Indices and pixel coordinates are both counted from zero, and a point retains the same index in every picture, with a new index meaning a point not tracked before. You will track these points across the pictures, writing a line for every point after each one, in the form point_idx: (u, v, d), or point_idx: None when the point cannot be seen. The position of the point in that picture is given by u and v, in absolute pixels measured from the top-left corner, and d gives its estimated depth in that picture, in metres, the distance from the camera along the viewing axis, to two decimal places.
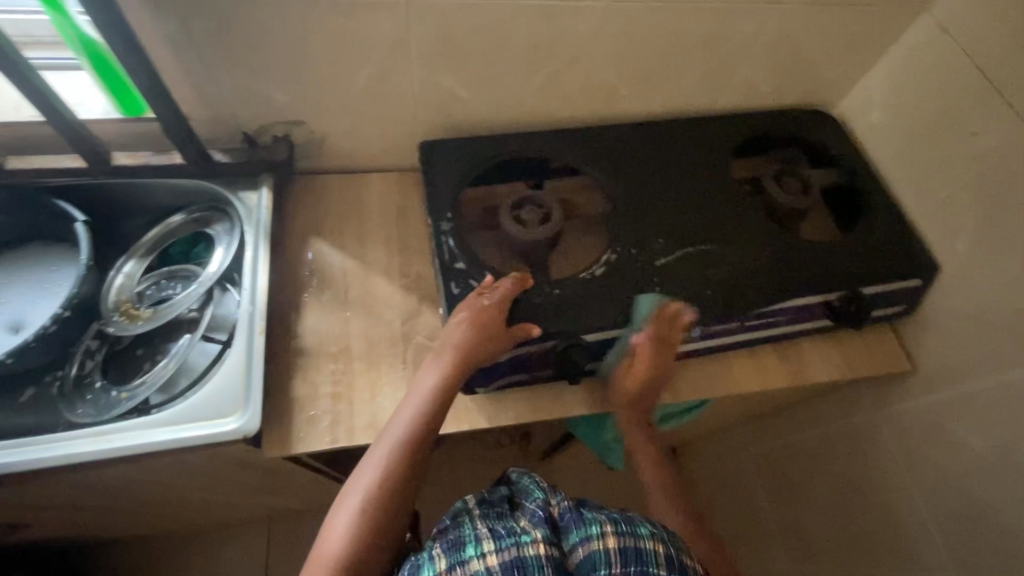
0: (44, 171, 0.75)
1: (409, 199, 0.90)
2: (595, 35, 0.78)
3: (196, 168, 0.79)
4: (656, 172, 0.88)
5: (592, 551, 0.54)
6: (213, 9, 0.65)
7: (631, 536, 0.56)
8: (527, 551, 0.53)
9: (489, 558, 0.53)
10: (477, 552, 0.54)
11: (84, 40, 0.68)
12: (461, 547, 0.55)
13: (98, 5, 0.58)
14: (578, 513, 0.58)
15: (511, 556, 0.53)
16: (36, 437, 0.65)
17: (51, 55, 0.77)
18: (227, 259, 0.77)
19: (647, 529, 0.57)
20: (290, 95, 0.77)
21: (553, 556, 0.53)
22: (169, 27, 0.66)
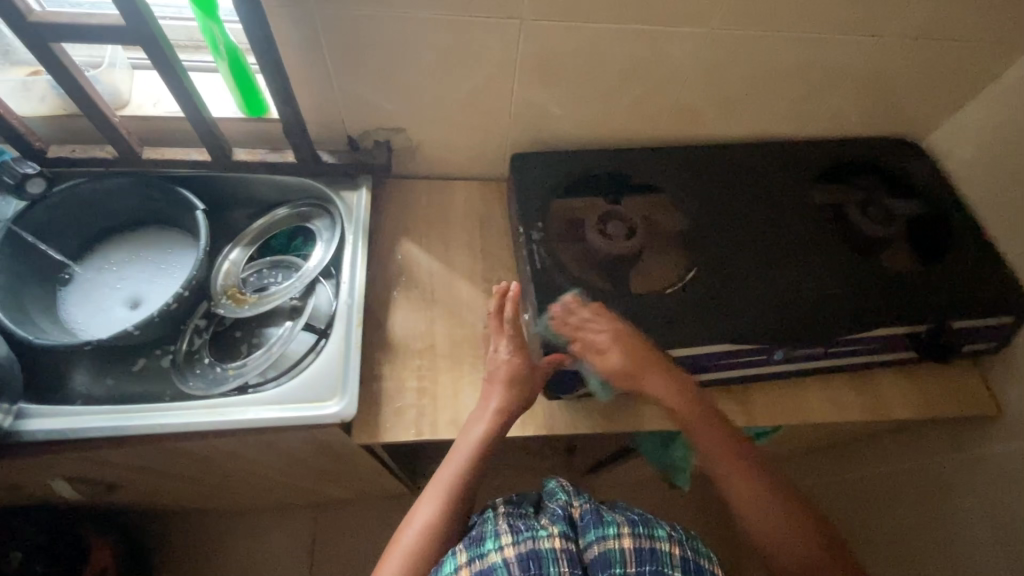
0: (172, 162, 0.82)
1: (492, 207, 0.94)
2: (691, 60, 0.80)
3: (305, 167, 0.85)
4: (740, 195, 0.88)
5: (605, 548, 0.53)
6: (341, 22, 0.70)
7: (645, 536, 0.54)
8: (543, 544, 0.53)
9: (507, 549, 0.53)
10: (496, 545, 0.54)
11: (228, 47, 0.75)
12: (480, 541, 0.55)
13: (249, 16, 0.64)
14: (597, 514, 0.56)
15: (528, 548, 0.53)
16: (157, 405, 0.70)
17: (191, 58, 0.85)
18: (328, 253, 0.82)
19: (663, 530, 0.55)
20: (396, 104, 0.82)
21: (568, 550, 0.53)
22: (300, 39, 0.72)
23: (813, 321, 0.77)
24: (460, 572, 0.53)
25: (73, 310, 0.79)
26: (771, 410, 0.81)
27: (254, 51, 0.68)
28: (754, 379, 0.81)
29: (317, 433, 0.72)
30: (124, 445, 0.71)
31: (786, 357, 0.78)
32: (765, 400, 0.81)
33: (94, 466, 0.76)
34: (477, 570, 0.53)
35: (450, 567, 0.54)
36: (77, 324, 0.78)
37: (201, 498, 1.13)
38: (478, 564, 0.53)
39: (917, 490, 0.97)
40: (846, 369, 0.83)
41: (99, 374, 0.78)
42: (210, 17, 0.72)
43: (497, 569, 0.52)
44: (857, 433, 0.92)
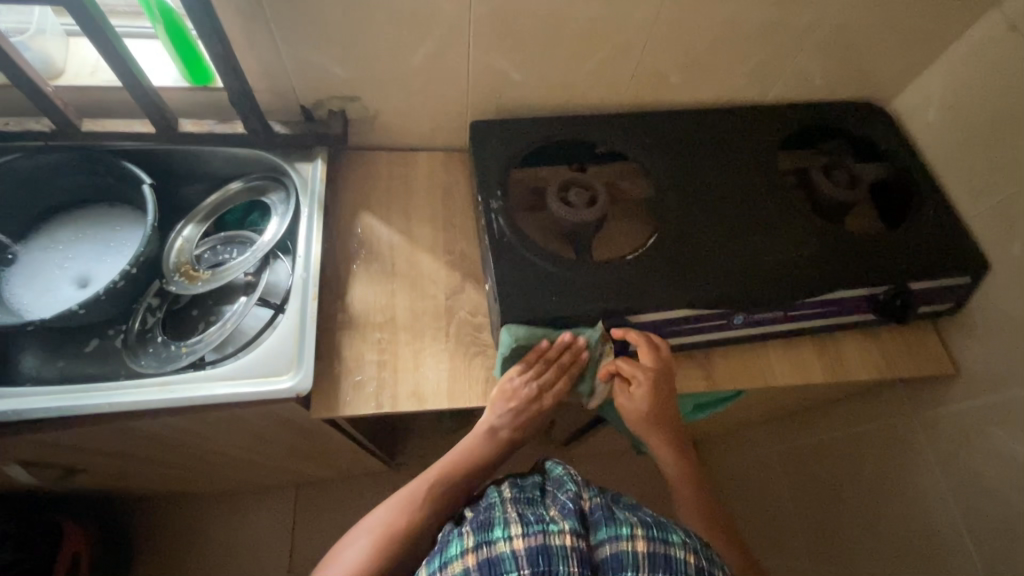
0: (115, 135, 0.78)
1: (455, 178, 0.92)
2: (651, 21, 0.78)
3: (256, 138, 0.82)
4: (703, 162, 0.88)
5: (619, 551, 0.52)
6: None
7: (661, 542, 0.53)
8: (553, 541, 0.52)
9: (516, 541, 0.52)
10: (505, 534, 0.53)
11: (163, 9, 0.72)
12: (489, 526, 0.54)
13: None
14: (610, 512, 0.56)
15: (538, 543, 0.52)
16: (107, 385, 0.69)
17: (131, 26, 0.81)
18: (282, 226, 0.80)
19: (679, 537, 0.54)
20: (349, 71, 0.79)
21: (579, 549, 0.52)
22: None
23: (772, 285, 0.77)
24: (466, 557, 0.53)
25: (17, 291, 0.77)
26: (735, 374, 0.81)
27: (190, 8, 0.64)
28: (715, 344, 0.81)
29: (274, 409, 0.71)
30: (71, 427, 0.69)
31: (746, 322, 0.79)
32: (727, 365, 0.82)
33: (47, 448, 0.74)
34: (483, 558, 0.52)
35: (456, 550, 0.54)
36: (22, 306, 0.76)
37: (174, 480, 1.12)
38: (486, 552, 0.52)
39: (877, 451, 0.99)
40: (807, 333, 0.84)
41: (49, 356, 0.76)
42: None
43: (505, 560, 0.52)
44: (818, 395, 0.93)
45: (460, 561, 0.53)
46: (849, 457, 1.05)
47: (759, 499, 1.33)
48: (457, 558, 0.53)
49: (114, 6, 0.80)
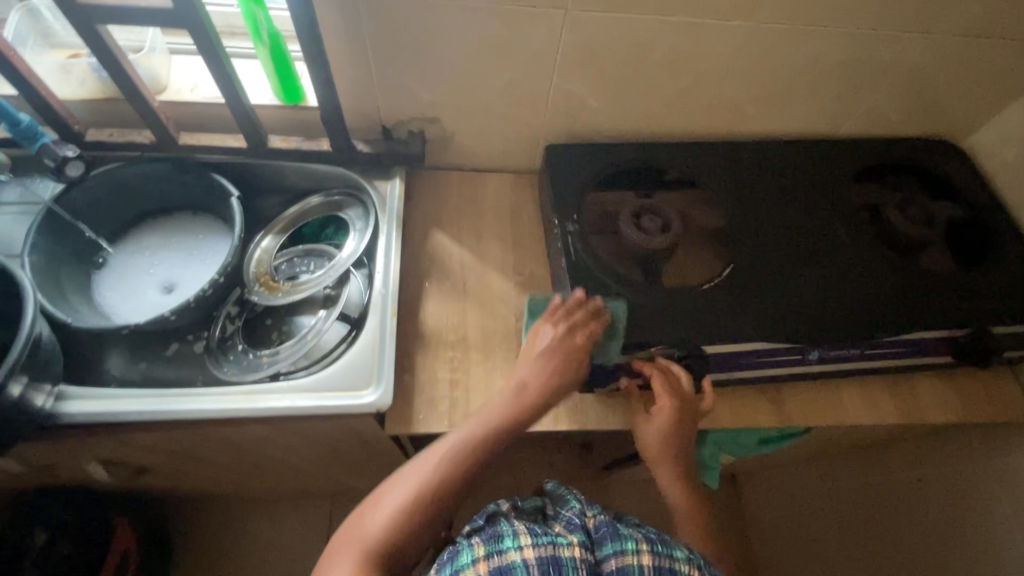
0: (207, 148, 0.82)
1: (523, 200, 0.94)
2: (734, 55, 0.79)
3: (340, 156, 0.85)
4: (776, 193, 0.87)
5: (625, 565, 0.50)
6: (386, 9, 0.70)
7: (666, 558, 0.51)
8: (563, 551, 0.50)
9: (526, 550, 0.50)
10: (514, 543, 0.51)
11: (270, 32, 0.75)
12: (498, 536, 0.52)
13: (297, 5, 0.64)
14: (614, 527, 0.53)
15: (547, 553, 0.50)
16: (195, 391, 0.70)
17: (229, 45, 0.85)
18: (361, 243, 0.82)
19: (682, 553, 0.53)
20: (433, 94, 0.82)
21: (587, 560, 0.50)
22: (344, 24, 0.71)
23: (850, 322, 0.76)
24: (476, 567, 0.50)
25: (106, 294, 0.80)
26: (808, 411, 0.80)
27: (300, 32, 0.67)
28: (787, 378, 0.80)
29: (351, 422, 0.72)
30: (156, 430, 0.71)
31: (821, 358, 0.78)
32: (798, 401, 0.80)
33: (127, 449, 0.76)
34: (495, 567, 0.50)
35: (467, 559, 0.51)
36: (112, 309, 0.78)
37: (223, 483, 1.13)
38: (496, 561, 0.50)
39: (942, 497, 0.96)
40: (880, 373, 0.82)
41: (133, 358, 0.78)
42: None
43: (515, 569, 0.49)
44: (884, 435, 0.91)
45: (471, 571, 0.50)
46: (909, 502, 1.02)
47: (791, 542, 1.28)
48: (467, 568, 0.50)
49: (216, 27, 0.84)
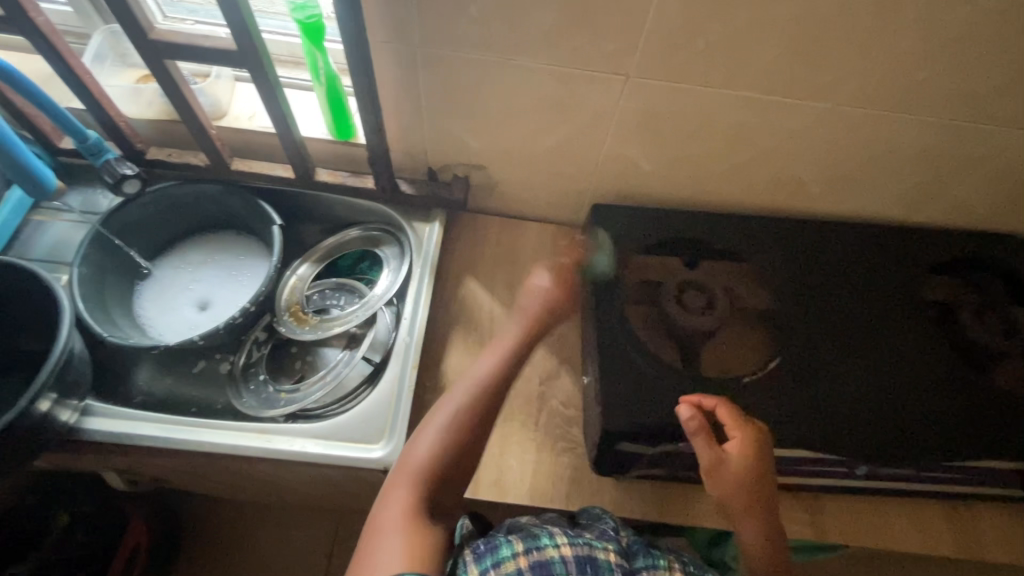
0: (258, 176, 0.84)
1: (562, 255, 0.90)
2: (802, 132, 0.74)
3: (383, 194, 0.84)
4: (834, 280, 0.81)
5: None
6: (442, 61, 0.69)
7: None
8: (599, 554, 0.53)
9: (564, 548, 0.52)
10: (553, 542, 0.52)
11: (328, 75, 0.75)
12: (535, 534, 0.53)
13: (355, 54, 0.64)
14: (646, 546, 0.58)
15: (584, 554, 0.52)
16: (212, 420, 0.71)
17: (290, 76, 0.87)
18: (393, 284, 0.81)
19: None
20: (482, 142, 0.80)
21: (621, 566, 0.53)
22: (400, 72, 0.71)
23: (901, 437, 0.69)
24: (517, 561, 0.51)
25: (145, 305, 0.82)
26: (854, 531, 0.72)
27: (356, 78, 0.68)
28: (830, 487, 0.72)
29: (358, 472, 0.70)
30: (169, 453, 0.71)
31: (870, 474, 0.70)
32: (839, 513, 0.73)
33: (140, 464, 0.76)
34: (535, 561, 0.51)
35: (507, 552, 0.51)
36: (149, 323, 0.81)
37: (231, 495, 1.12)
38: (536, 557, 0.51)
39: None
40: (937, 496, 0.74)
41: (159, 372, 0.79)
42: (314, 43, 0.71)
43: (554, 566, 0.51)
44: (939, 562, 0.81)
45: (512, 564, 0.50)
46: None
47: None
48: (508, 561, 0.51)
49: (281, 58, 0.86)
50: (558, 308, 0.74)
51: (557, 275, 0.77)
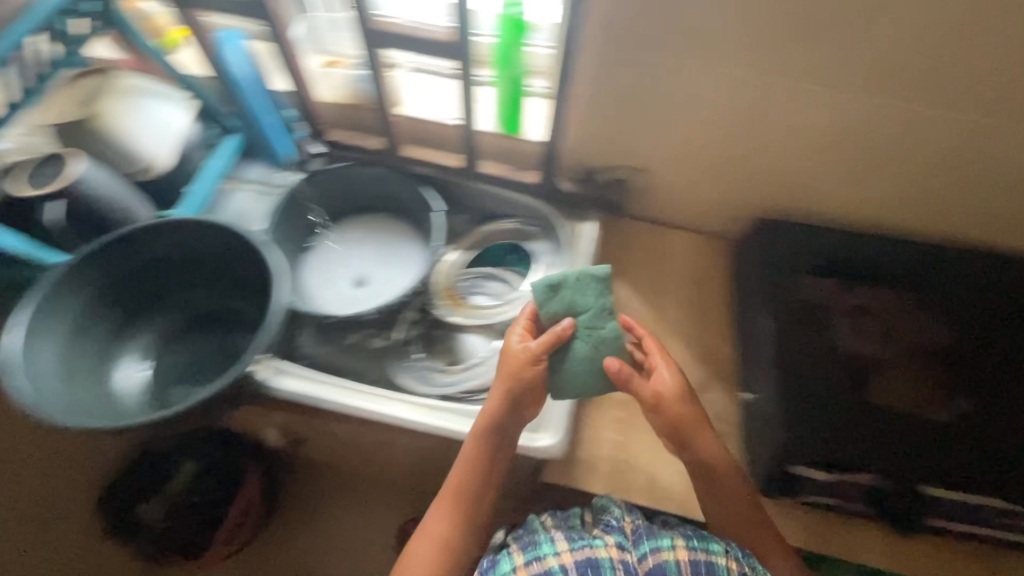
0: (428, 164, 0.87)
1: (712, 267, 0.89)
2: (1008, 158, 0.70)
3: (545, 189, 0.86)
4: (1016, 324, 0.73)
5: (660, 560, 0.50)
6: (639, 60, 0.71)
7: (701, 551, 0.51)
8: (600, 553, 0.51)
9: (563, 556, 0.51)
10: (552, 550, 0.52)
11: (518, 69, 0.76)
12: (534, 544, 0.53)
13: None
14: (651, 529, 0.53)
15: (586, 556, 0.50)
16: (380, 391, 0.74)
17: None
18: (547, 279, 0.82)
19: (720, 546, 0.52)
20: (653, 146, 0.81)
21: (625, 561, 0.51)
22: (593, 70, 0.73)
23: (1023, 499, 0.64)
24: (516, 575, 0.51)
25: (310, 275, 0.87)
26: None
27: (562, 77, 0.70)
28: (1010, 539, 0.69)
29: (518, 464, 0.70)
30: (337, 417, 0.75)
31: None
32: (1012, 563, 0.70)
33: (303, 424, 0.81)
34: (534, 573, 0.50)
35: (507, 568, 0.52)
36: (313, 291, 0.85)
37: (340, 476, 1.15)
38: (535, 568, 0.51)
39: None
40: None
41: (318, 340, 0.82)
42: (514, 37, 0.73)
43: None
44: None
45: None
46: None
47: None
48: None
49: None
50: (512, 389, 0.61)
51: (518, 331, 0.64)
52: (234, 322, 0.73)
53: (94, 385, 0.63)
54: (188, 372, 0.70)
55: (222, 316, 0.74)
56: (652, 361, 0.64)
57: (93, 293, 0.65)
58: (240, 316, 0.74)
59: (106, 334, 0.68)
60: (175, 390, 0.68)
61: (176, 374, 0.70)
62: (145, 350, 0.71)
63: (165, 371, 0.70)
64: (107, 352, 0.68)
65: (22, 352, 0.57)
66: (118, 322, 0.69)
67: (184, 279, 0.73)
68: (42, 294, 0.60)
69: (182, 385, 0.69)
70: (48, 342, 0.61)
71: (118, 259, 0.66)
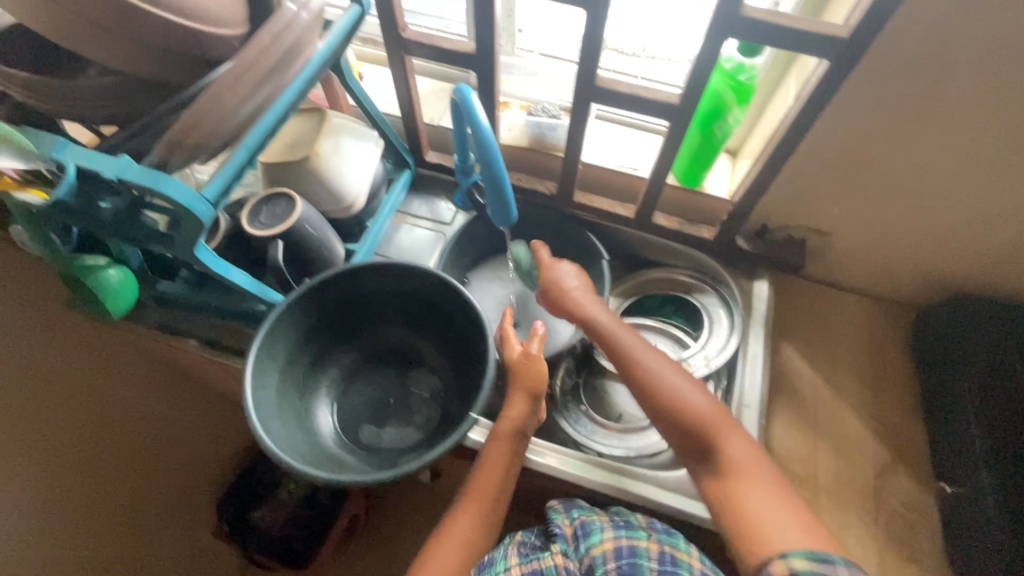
0: (596, 212, 0.86)
1: (887, 336, 0.84)
2: None
3: (716, 245, 0.83)
4: None
5: (596, 557, 0.59)
6: (869, 138, 0.65)
7: (627, 538, 0.59)
8: (545, 562, 0.59)
9: (512, 568, 0.59)
10: (503, 565, 0.60)
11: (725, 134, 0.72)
12: (489, 563, 0.61)
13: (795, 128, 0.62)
14: (578, 529, 0.62)
15: (532, 567, 0.59)
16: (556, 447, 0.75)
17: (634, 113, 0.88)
18: (718, 341, 0.79)
19: (642, 531, 0.60)
20: (848, 214, 0.76)
21: (565, 563, 0.59)
22: (810, 145, 0.68)
23: None
24: None
25: None
26: None
27: (776, 152, 0.67)
28: None
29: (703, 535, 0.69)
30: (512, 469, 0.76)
31: None
32: None
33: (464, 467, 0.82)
34: None
35: None
36: None
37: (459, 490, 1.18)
38: None
39: None
40: None
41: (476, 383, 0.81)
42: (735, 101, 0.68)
43: None
44: None
45: None
46: None
47: None
48: None
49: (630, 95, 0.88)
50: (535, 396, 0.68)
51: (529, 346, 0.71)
52: (413, 359, 0.74)
53: (301, 422, 0.64)
54: (375, 410, 0.71)
55: (398, 351, 0.75)
56: (614, 336, 0.65)
57: (303, 329, 0.65)
58: (427, 361, 0.74)
59: (302, 378, 0.67)
60: (364, 430, 0.70)
61: (364, 413, 0.71)
62: (334, 383, 0.72)
63: (352, 408, 0.71)
64: (306, 386, 0.68)
65: (253, 390, 0.57)
66: (317, 354, 0.69)
67: (378, 318, 0.73)
68: (267, 334, 0.60)
69: (371, 425, 0.70)
70: (268, 379, 0.61)
71: (328, 299, 0.66)
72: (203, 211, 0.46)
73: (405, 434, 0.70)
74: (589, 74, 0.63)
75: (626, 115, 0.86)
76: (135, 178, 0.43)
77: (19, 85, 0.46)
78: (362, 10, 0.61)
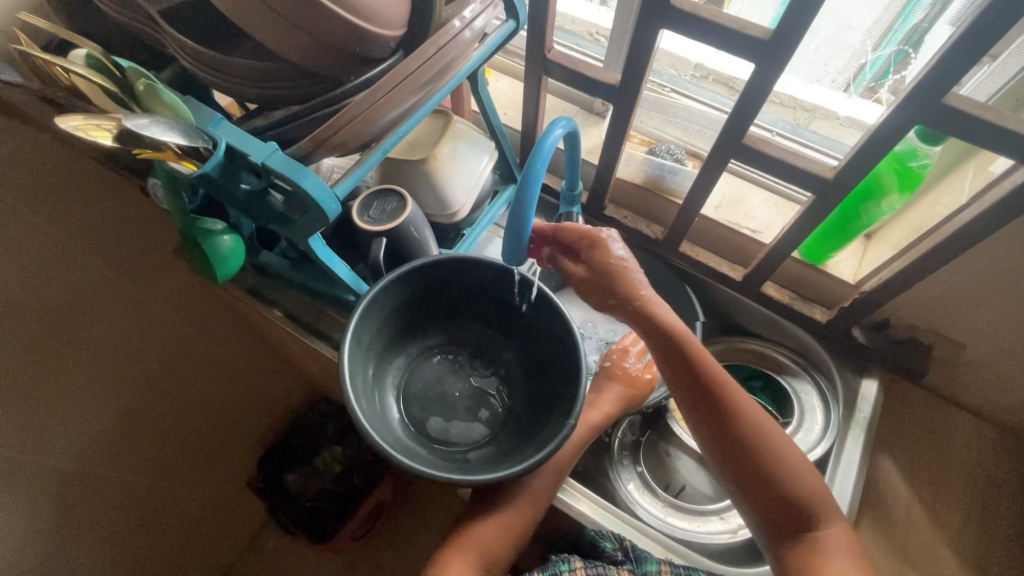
0: (702, 267, 0.81)
1: (1004, 473, 0.74)
2: None
3: (827, 329, 0.76)
4: None
5: None
6: None
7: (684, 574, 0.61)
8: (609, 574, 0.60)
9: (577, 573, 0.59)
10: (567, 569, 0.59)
11: (867, 212, 0.66)
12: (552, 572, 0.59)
13: (966, 231, 0.55)
14: (636, 551, 0.62)
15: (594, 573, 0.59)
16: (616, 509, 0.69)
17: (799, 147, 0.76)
18: (804, 434, 0.73)
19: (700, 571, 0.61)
20: (993, 332, 0.66)
21: None
22: (969, 254, 0.60)
23: None
24: None
25: None
26: None
27: (929, 249, 0.59)
28: None
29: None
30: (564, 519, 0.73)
31: None
32: None
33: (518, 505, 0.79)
34: None
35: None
36: None
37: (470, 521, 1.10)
38: None
39: None
40: None
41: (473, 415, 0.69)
42: (892, 183, 0.62)
43: None
44: None
45: None
46: None
47: None
48: None
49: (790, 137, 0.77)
50: (629, 402, 0.69)
51: (597, 258, 0.55)
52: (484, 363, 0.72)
53: (375, 401, 0.63)
54: (439, 401, 0.70)
55: (472, 350, 0.73)
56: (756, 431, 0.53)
57: (392, 309, 0.64)
58: (498, 363, 0.72)
59: (381, 355, 0.67)
60: (429, 421, 0.68)
61: (430, 404, 0.69)
62: (403, 367, 0.70)
63: (416, 396, 0.70)
64: (381, 366, 0.67)
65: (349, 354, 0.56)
66: (399, 334, 0.69)
67: (464, 316, 0.71)
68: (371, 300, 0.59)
69: (436, 417, 0.69)
70: (360, 346, 0.60)
71: (421, 286, 0.65)
72: (330, 208, 0.47)
73: (470, 431, 0.68)
74: (737, 129, 0.59)
75: (754, 174, 0.80)
76: (279, 166, 0.43)
77: (193, 56, 0.48)
78: (516, 25, 0.60)
